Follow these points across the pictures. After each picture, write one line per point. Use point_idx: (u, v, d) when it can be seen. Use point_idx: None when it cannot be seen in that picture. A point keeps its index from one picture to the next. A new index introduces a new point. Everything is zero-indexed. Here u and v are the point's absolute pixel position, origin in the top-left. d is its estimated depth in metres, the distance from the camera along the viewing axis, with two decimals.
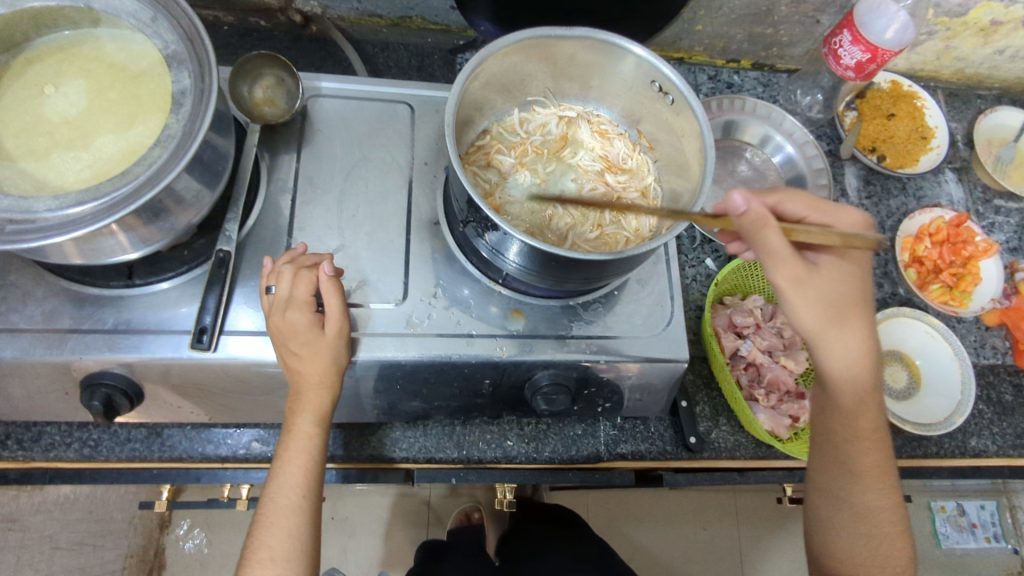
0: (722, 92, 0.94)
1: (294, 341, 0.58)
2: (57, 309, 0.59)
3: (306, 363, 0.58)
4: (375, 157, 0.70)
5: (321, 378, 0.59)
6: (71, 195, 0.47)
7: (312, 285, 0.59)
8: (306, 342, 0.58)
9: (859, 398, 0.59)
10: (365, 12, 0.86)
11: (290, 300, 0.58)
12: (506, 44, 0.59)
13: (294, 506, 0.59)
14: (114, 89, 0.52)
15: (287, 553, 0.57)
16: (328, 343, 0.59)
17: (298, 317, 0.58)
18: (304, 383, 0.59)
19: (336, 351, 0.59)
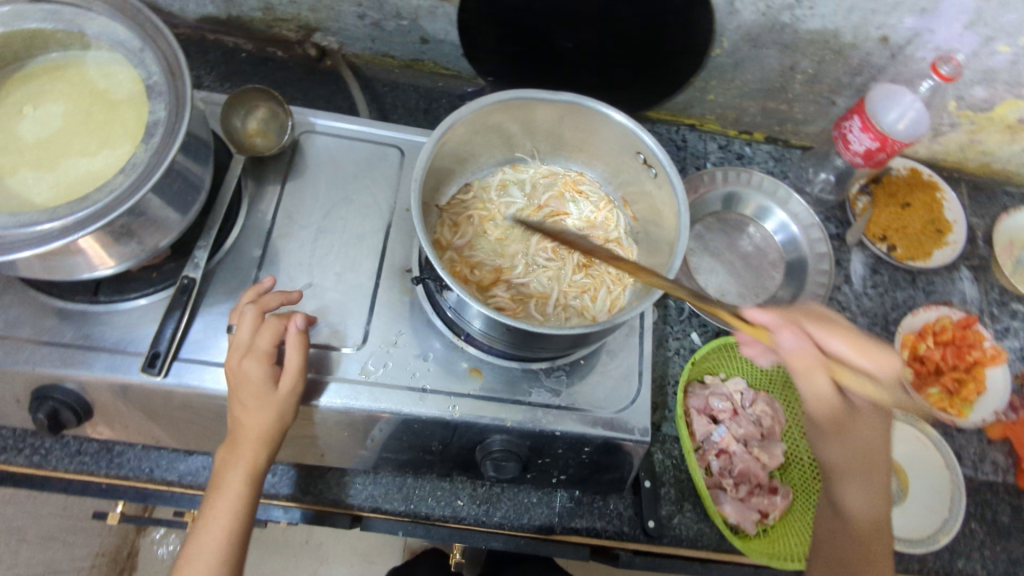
0: (731, 162, 0.93)
1: (247, 388, 0.57)
2: (20, 318, 0.60)
3: (253, 416, 0.57)
4: (358, 198, 0.70)
5: (261, 435, 0.57)
6: (28, 214, 0.48)
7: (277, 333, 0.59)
8: (258, 386, 0.57)
9: (874, 525, 0.60)
10: (379, 52, 0.88)
11: (254, 348, 0.58)
12: (486, 102, 0.58)
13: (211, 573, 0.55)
14: (93, 113, 0.53)
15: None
16: (280, 398, 0.57)
17: (258, 365, 0.57)
18: (244, 437, 0.57)
19: (287, 408, 0.58)
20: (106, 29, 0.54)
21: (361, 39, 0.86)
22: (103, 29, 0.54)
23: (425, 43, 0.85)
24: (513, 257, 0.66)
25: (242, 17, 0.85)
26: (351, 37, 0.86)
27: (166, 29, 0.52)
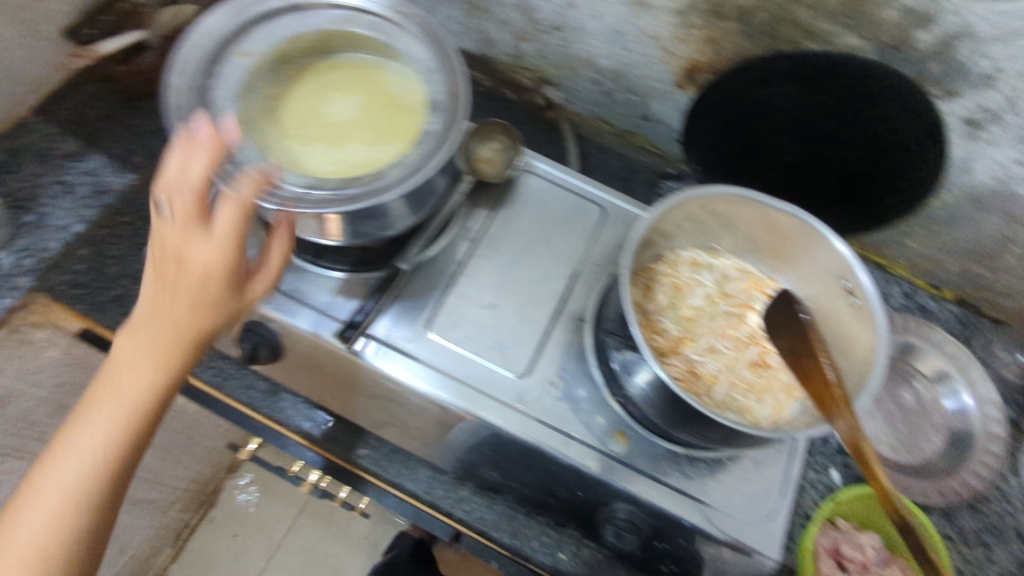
0: (912, 313, 0.90)
1: (163, 260, 0.46)
2: (256, 259, 0.69)
3: (169, 311, 0.47)
4: (555, 241, 0.75)
5: (194, 325, 0.47)
6: (311, 179, 0.56)
7: (167, 168, 0.46)
8: (172, 253, 0.46)
9: None
10: (599, 116, 0.95)
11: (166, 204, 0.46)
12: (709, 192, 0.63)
13: (74, 486, 0.48)
14: (379, 112, 0.61)
15: (45, 549, 0.47)
16: (189, 295, 0.46)
17: (177, 227, 0.46)
18: (162, 329, 0.47)
19: (194, 298, 0.47)
20: (409, 47, 0.62)
21: (589, 102, 0.93)
22: (410, 45, 0.62)
23: (645, 120, 0.91)
24: (691, 332, 0.68)
25: (491, 57, 0.94)
26: (580, 98, 0.93)
27: (463, 60, 0.60)
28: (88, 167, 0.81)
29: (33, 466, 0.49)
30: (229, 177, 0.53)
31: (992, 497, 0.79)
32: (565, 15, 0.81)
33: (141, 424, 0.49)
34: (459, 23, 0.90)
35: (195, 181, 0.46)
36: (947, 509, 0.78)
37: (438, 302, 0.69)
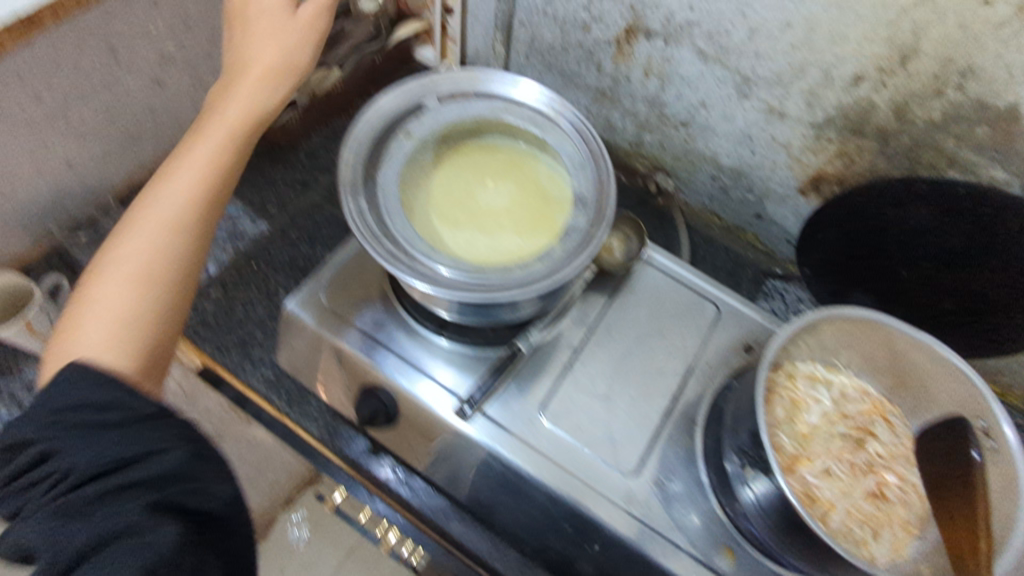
0: None
1: (234, 42, 0.65)
2: (384, 323, 0.71)
3: (253, 96, 0.61)
4: (669, 336, 0.75)
5: (271, 67, 0.62)
6: (463, 264, 0.59)
7: (270, 13, 0.64)
8: (257, 43, 0.62)
9: None
10: (710, 208, 0.96)
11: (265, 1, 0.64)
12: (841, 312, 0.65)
13: (163, 226, 0.56)
14: (528, 200, 0.64)
15: (144, 267, 0.54)
16: (274, 28, 0.63)
17: (255, 18, 0.64)
18: (258, 68, 0.62)
19: (286, 36, 0.62)
20: (561, 142, 0.65)
21: (702, 194, 0.94)
22: (561, 140, 0.65)
23: (759, 219, 0.92)
24: (807, 449, 0.67)
25: (610, 142, 0.97)
26: (693, 189, 0.95)
27: (613, 162, 0.62)
28: (228, 212, 0.87)
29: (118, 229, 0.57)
30: (389, 255, 0.56)
31: None
32: (696, 114, 0.83)
33: (230, 155, 0.60)
34: (585, 109, 0.94)
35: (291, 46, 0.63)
36: None
37: (552, 387, 0.70)
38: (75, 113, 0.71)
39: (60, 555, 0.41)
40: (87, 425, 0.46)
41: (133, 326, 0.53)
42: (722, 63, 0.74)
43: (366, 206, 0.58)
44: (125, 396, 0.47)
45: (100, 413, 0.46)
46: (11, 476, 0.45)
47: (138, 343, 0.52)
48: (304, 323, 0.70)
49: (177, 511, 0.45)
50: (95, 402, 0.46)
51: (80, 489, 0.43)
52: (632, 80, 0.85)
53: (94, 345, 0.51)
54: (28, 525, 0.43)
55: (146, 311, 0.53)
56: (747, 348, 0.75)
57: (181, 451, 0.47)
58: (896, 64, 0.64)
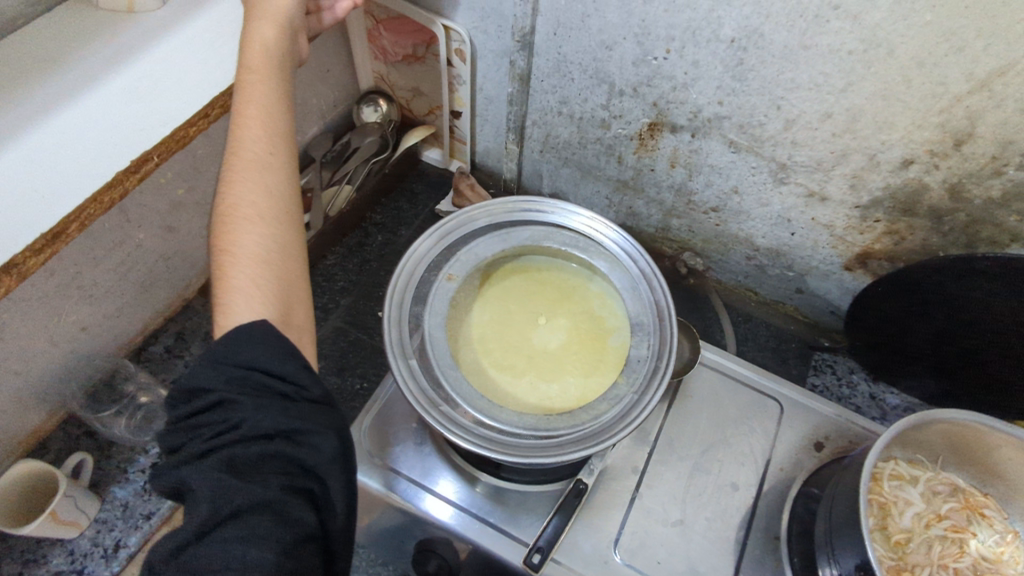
0: None
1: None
2: (432, 468, 0.66)
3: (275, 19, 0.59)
4: (735, 443, 0.71)
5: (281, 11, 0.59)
6: (527, 418, 0.54)
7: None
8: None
9: None
10: (745, 285, 0.92)
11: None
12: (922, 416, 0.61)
13: (262, 154, 0.54)
14: (585, 331, 0.60)
15: (258, 208, 0.52)
16: None
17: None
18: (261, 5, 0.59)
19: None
20: (609, 266, 0.62)
21: (736, 272, 0.91)
22: (609, 264, 0.62)
23: (800, 293, 0.88)
24: (907, 561, 0.62)
25: (634, 228, 0.94)
26: (726, 269, 0.92)
27: (668, 283, 0.59)
28: None
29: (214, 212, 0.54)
30: (448, 420, 0.52)
31: None
32: (727, 200, 0.81)
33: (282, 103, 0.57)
34: (606, 198, 0.91)
35: None
36: None
37: (622, 520, 0.65)
38: (87, 278, 0.68)
39: (221, 506, 0.42)
40: (267, 393, 0.46)
41: (274, 258, 0.51)
42: (755, 152, 0.73)
43: (416, 365, 0.54)
44: (297, 369, 0.47)
45: (277, 382, 0.47)
46: (188, 412, 0.47)
47: (281, 253, 0.52)
48: None
49: (307, 497, 0.45)
50: (277, 370, 0.46)
51: (247, 446, 0.44)
52: (657, 171, 0.83)
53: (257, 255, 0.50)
54: (194, 470, 0.44)
55: (274, 245, 0.52)
56: (818, 446, 0.71)
57: (331, 445, 0.47)
58: (949, 147, 0.62)
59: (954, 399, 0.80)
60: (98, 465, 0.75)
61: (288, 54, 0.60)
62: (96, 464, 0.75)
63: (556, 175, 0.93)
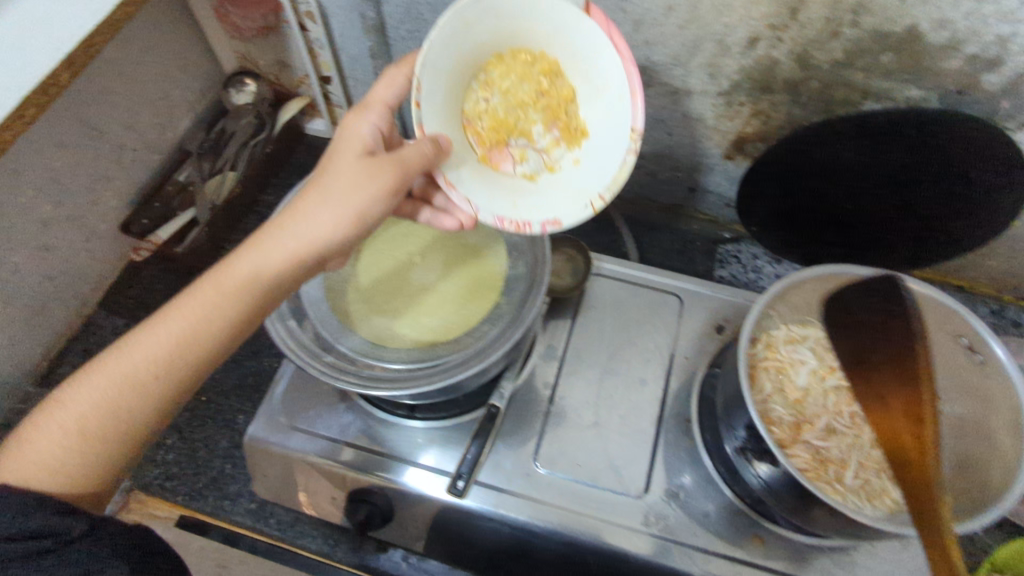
0: (1007, 330, 0.87)
1: (304, 202, 0.51)
2: (351, 426, 0.68)
3: (283, 249, 0.50)
4: (640, 342, 0.74)
5: (320, 229, 0.51)
6: (414, 351, 0.56)
7: (355, 173, 0.52)
8: (293, 230, 0.50)
9: None
10: (642, 195, 0.94)
11: (344, 148, 0.54)
12: (801, 275, 0.64)
13: (141, 372, 0.47)
14: (466, 264, 0.61)
15: (79, 421, 0.47)
16: (347, 186, 0.51)
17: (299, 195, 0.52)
18: (300, 207, 0.51)
19: (339, 195, 0.51)
20: None
21: (630, 184, 0.93)
22: None
23: (693, 192, 0.90)
24: (805, 415, 0.66)
25: None
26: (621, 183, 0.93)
27: None
28: None
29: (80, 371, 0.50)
30: (336, 370, 0.53)
31: None
32: None
33: (221, 320, 0.49)
34: None
35: (354, 207, 0.51)
36: None
37: (540, 432, 0.68)
38: None
39: None
40: (36, 556, 0.41)
41: (66, 470, 0.46)
42: None
43: (296, 326, 0.55)
44: (73, 520, 0.44)
45: (35, 543, 0.42)
46: None
47: (78, 471, 0.47)
48: (271, 447, 0.67)
49: None
50: (50, 526, 0.43)
51: None
52: None
53: (47, 468, 0.46)
54: None
55: (56, 452, 0.46)
56: (720, 329, 0.74)
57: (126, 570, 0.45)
58: (787, 18, 0.64)
59: (841, 258, 0.85)
60: None
61: (308, 270, 0.52)
62: None
63: None
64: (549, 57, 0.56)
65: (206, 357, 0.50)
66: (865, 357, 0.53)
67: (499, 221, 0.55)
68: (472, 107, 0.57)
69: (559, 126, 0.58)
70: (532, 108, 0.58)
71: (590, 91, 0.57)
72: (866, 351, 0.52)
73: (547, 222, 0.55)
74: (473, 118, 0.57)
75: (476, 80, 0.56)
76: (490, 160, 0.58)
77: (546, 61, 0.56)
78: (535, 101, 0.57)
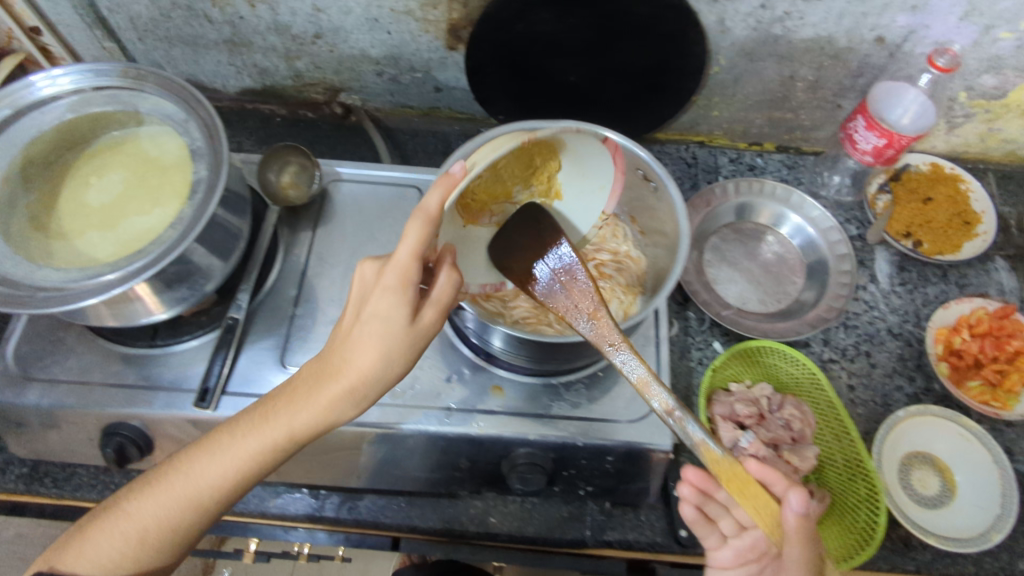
0: (743, 174, 0.94)
1: (347, 350, 0.54)
2: (91, 364, 0.69)
3: (325, 403, 0.53)
4: (381, 236, 0.77)
5: (361, 380, 0.53)
6: (97, 268, 0.56)
7: (399, 334, 0.53)
8: (347, 395, 0.53)
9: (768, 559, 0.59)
10: (398, 104, 0.96)
11: (386, 306, 0.52)
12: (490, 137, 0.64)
13: (195, 497, 0.54)
14: (149, 178, 0.62)
15: (139, 533, 0.53)
16: (392, 344, 0.53)
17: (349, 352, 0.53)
18: (347, 363, 0.53)
19: (383, 347, 0.53)
20: (157, 107, 0.63)
21: (382, 93, 0.94)
22: (155, 105, 0.63)
23: (440, 91, 0.92)
24: None
25: (276, 86, 0.94)
26: (372, 93, 0.94)
27: (205, 98, 0.61)
28: None
29: (138, 481, 0.56)
30: (7, 299, 0.52)
31: (858, 310, 0.85)
32: (319, 21, 0.81)
33: (264, 464, 0.54)
34: (230, 65, 0.90)
35: (401, 358, 0.54)
36: (824, 335, 0.83)
37: (287, 336, 0.70)
38: None
39: None
40: None
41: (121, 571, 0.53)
42: None
43: None
44: None
45: None
46: None
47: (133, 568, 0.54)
48: (6, 404, 0.67)
49: None
50: None
51: None
52: (246, 15, 0.81)
53: (102, 566, 0.52)
54: None
55: (115, 561, 0.53)
56: None
57: None
58: None
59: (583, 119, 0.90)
60: None
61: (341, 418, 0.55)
62: None
63: (172, 60, 0.90)
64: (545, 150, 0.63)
65: (247, 486, 0.55)
66: (540, 270, 0.62)
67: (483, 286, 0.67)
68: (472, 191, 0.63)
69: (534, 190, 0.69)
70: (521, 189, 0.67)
71: (571, 172, 0.67)
72: (540, 262, 0.62)
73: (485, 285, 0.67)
74: (467, 197, 0.64)
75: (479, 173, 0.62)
76: (475, 224, 0.66)
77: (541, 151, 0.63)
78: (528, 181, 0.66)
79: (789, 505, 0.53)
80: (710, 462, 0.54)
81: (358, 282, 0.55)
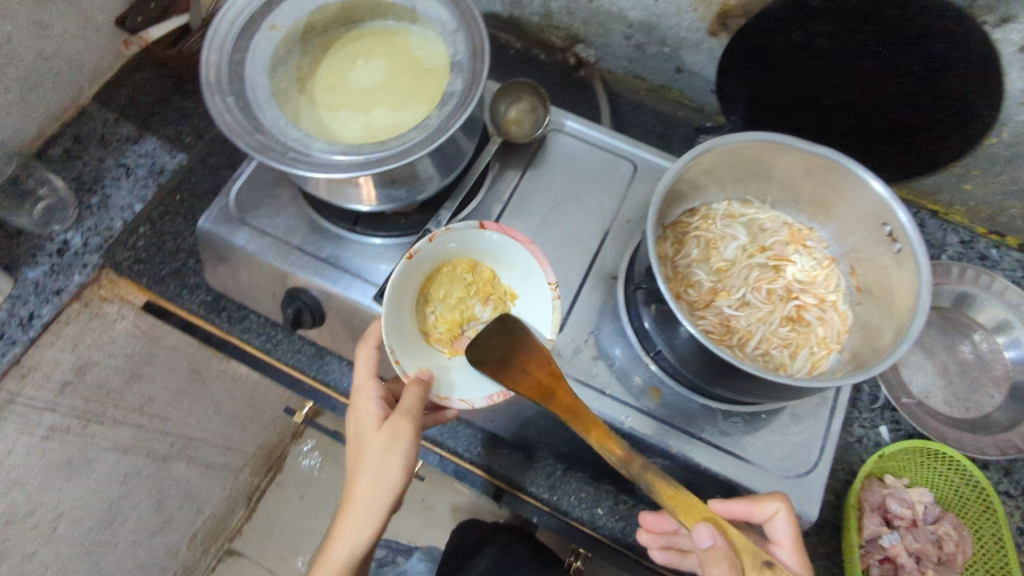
0: (972, 261, 0.85)
1: (354, 471, 0.59)
2: (294, 228, 0.73)
3: (353, 522, 0.57)
4: (585, 199, 0.75)
5: (372, 494, 0.58)
6: (340, 146, 0.58)
7: (380, 444, 0.58)
8: (359, 506, 0.58)
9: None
10: (632, 72, 0.95)
11: (364, 423, 0.61)
12: (738, 139, 0.61)
13: None
14: (406, 78, 0.64)
15: None
16: (380, 455, 0.58)
17: (354, 476, 0.59)
18: (355, 482, 0.58)
19: (371, 461, 0.58)
20: (433, 10, 0.64)
21: (620, 58, 0.93)
22: (430, 8, 0.64)
23: (679, 73, 0.90)
24: (724, 282, 0.66)
25: (521, 19, 0.96)
26: (612, 55, 0.94)
27: (482, 19, 0.60)
28: (143, 150, 0.90)
29: None
30: (261, 147, 0.55)
31: None
32: None
33: None
34: None
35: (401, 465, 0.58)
36: (1007, 465, 0.74)
37: None
38: None
39: None
40: None
41: None
42: None
43: (233, 103, 0.57)
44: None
45: None
46: None
47: None
48: (218, 237, 0.73)
49: None
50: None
51: None
52: None
53: None
54: None
55: None
56: None
57: None
58: None
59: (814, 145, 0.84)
60: (10, 250, 0.83)
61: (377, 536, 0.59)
62: (9, 250, 0.83)
63: None
64: (468, 259, 0.66)
65: None
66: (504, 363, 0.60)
67: (491, 397, 0.60)
68: (426, 322, 0.64)
69: (493, 303, 0.66)
70: (466, 295, 0.65)
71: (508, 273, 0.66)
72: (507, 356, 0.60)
73: (460, 400, 0.60)
74: (432, 330, 0.64)
75: (418, 301, 0.65)
76: (460, 354, 0.64)
77: (464, 264, 0.66)
78: (468, 292, 0.65)
79: (697, 537, 0.54)
80: (664, 497, 0.56)
81: (353, 423, 0.63)
